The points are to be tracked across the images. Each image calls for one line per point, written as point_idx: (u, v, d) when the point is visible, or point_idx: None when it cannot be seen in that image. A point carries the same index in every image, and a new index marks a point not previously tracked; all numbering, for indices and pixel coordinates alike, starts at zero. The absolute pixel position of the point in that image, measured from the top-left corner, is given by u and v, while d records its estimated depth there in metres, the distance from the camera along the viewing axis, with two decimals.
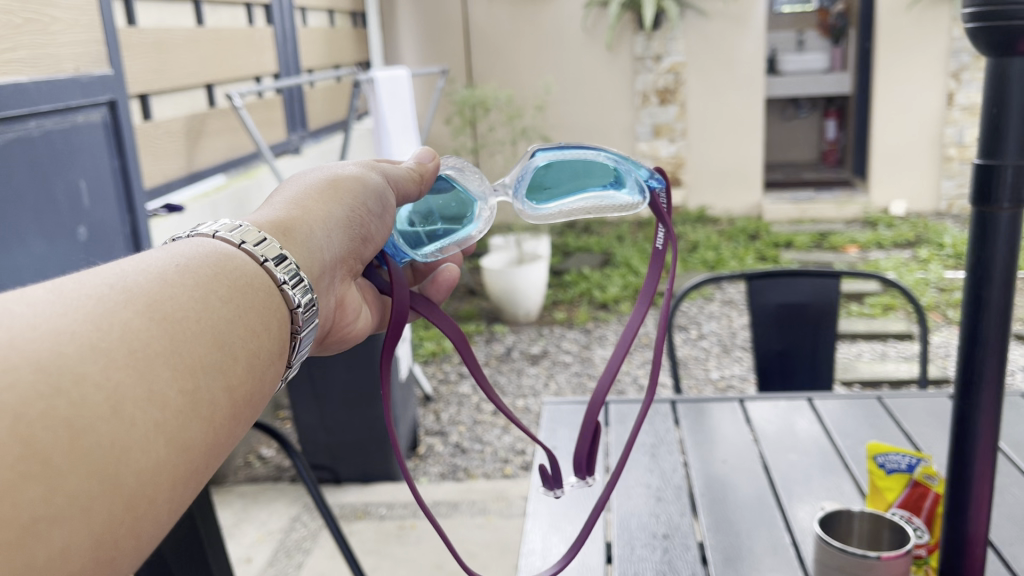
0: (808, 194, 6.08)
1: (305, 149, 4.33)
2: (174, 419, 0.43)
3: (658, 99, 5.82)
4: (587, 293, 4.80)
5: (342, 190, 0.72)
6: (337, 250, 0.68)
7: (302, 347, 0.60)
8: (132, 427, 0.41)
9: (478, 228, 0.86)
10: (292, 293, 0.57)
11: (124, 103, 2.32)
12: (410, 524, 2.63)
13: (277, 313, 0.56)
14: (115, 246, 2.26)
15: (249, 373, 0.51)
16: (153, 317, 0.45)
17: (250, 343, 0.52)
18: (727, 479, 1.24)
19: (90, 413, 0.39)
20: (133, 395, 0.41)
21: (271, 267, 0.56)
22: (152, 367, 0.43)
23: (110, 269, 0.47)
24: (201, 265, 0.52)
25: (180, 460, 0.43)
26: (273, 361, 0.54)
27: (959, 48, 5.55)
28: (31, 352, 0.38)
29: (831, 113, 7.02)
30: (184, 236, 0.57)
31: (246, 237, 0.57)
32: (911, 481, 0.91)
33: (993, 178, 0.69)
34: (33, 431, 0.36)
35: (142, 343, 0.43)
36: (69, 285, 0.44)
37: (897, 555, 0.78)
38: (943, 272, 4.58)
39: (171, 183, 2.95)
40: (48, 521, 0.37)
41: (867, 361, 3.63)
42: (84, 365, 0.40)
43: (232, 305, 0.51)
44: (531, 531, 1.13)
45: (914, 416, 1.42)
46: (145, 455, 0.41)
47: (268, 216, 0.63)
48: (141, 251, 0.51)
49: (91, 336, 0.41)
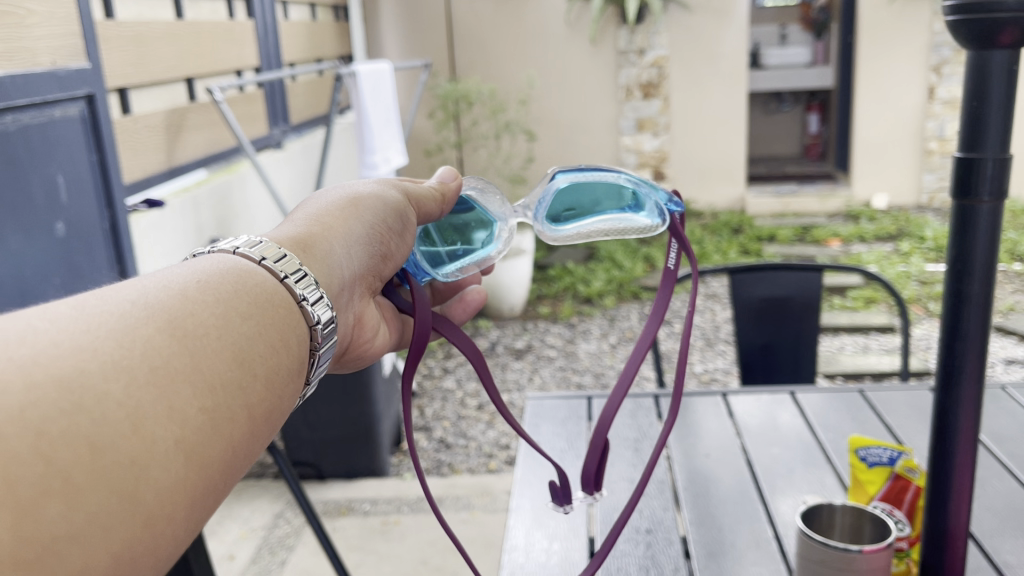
0: (791, 187, 6.11)
1: (288, 143, 4.30)
2: (195, 436, 0.43)
3: (642, 93, 5.82)
4: (571, 287, 4.80)
5: (362, 208, 0.72)
6: (355, 268, 0.68)
7: (320, 364, 0.59)
8: (152, 445, 0.40)
9: (498, 248, 0.85)
10: (312, 310, 0.57)
11: (103, 97, 2.28)
12: (393, 519, 2.62)
13: (297, 331, 0.55)
14: (94, 242, 2.23)
15: (268, 391, 0.50)
16: (174, 333, 0.45)
17: (272, 358, 0.51)
18: (710, 472, 1.24)
19: (112, 431, 0.39)
20: (155, 412, 0.41)
21: (290, 284, 0.56)
22: (174, 384, 0.43)
23: (131, 285, 0.47)
24: (222, 281, 0.51)
25: (199, 478, 0.43)
26: (294, 379, 0.53)
27: (940, 42, 5.58)
28: (54, 368, 0.38)
29: (814, 106, 7.04)
30: (206, 252, 0.56)
31: (266, 253, 0.56)
32: (893, 474, 0.91)
33: (973, 171, 0.69)
34: (53, 448, 0.37)
35: (165, 359, 0.43)
36: (92, 302, 0.44)
37: (879, 549, 0.78)
38: (924, 265, 4.61)
39: (151, 178, 2.92)
40: (67, 539, 0.37)
41: (849, 354, 3.65)
42: (105, 382, 0.39)
43: (252, 321, 0.50)
44: (513, 527, 1.12)
45: (895, 409, 1.43)
46: (166, 473, 0.41)
47: (288, 232, 0.63)
48: (164, 267, 0.51)
49: (114, 353, 0.41)
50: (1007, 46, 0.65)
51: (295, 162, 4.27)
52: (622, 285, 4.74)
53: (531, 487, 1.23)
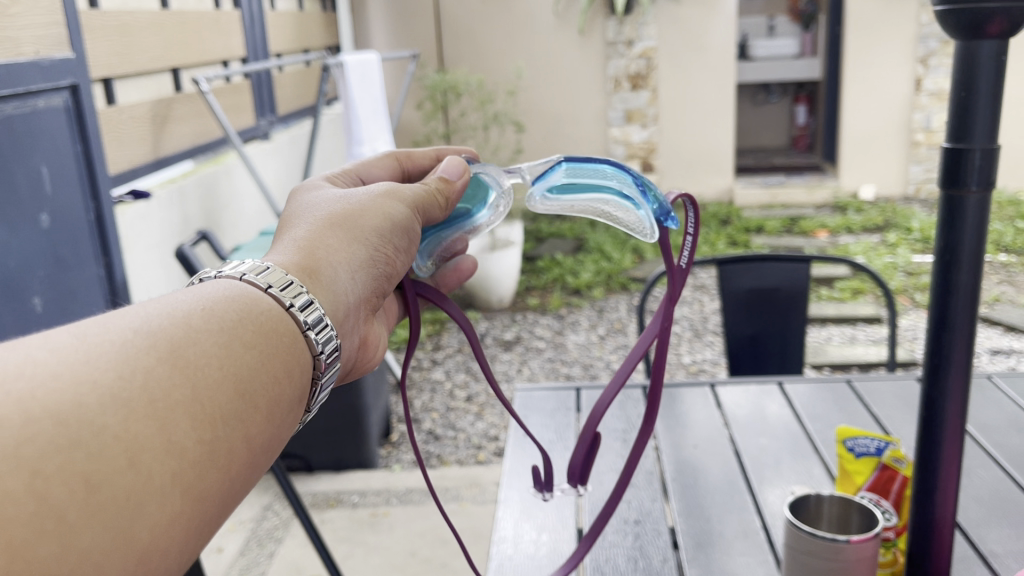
0: (778, 179, 6.12)
1: (275, 134, 4.28)
2: (191, 469, 0.45)
3: (630, 84, 5.82)
4: (560, 279, 4.80)
5: (366, 227, 0.72)
6: (359, 292, 0.68)
7: (322, 390, 0.62)
8: (148, 481, 0.43)
9: (487, 216, 0.90)
10: (316, 339, 0.59)
11: (87, 88, 2.26)
12: (382, 511, 2.62)
13: (299, 361, 0.57)
14: (79, 235, 2.21)
15: (267, 420, 0.53)
16: (175, 364, 0.47)
17: (272, 389, 0.53)
18: (698, 463, 1.24)
19: (110, 467, 0.41)
20: (152, 447, 0.43)
21: (295, 312, 0.58)
22: (173, 419, 0.45)
23: (136, 311, 0.49)
24: (226, 309, 0.53)
25: (190, 510, 0.45)
26: (293, 408, 0.56)
27: (927, 33, 5.59)
28: (51, 403, 0.41)
29: (802, 98, 7.06)
30: (213, 278, 0.59)
31: (272, 280, 0.58)
32: (880, 464, 0.91)
33: (961, 162, 0.69)
34: (50, 487, 0.39)
35: (163, 392, 0.45)
36: (96, 330, 0.46)
37: (866, 539, 0.78)
38: (911, 256, 4.63)
39: (136, 170, 2.90)
40: (62, 575, 0.39)
41: (837, 345, 3.67)
42: (104, 417, 0.42)
43: (254, 351, 0.53)
44: (501, 519, 1.12)
45: (882, 399, 1.43)
46: (160, 507, 0.44)
47: (292, 260, 0.63)
48: (170, 292, 0.53)
49: (115, 387, 0.43)
50: (995, 37, 0.65)
51: (282, 154, 4.24)
52: (611, 277, 4.75)
53: (520, 478, 1.23)
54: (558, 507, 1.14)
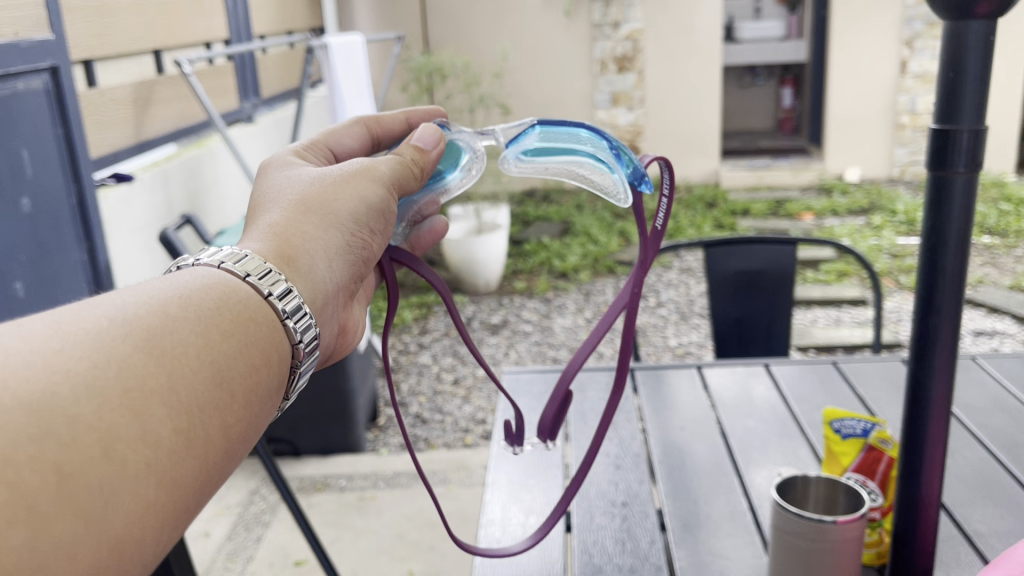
0: (764, 162, 6.13)
1: (259, 117, 4.24)
2: (166, 458, 0.47)
3: (616, 67, 5.80)
4: (546, 262, 4.80)
5: (343, 210, 0.71)
6: (336, 279, 0.69)
7: (302, 376, 0.63)
8: (122, 468, 0.45)
9: (459, 177, 0.87)
10: (294, 328, 0.61)
11: (68, 70, 2.23)
12: (370, 495, 2.62)
13: (278, 348, 0.59)
14: (61, 219, 2.19)
15: (245, 408, 0.54)
16: (150, 353, 0.48)
17: (249, 377, 0.55)
18: (684, 445, 1.25)
19: (82, 455, 0.43)
20: (126, 436, 0.45)
21: (273, 301, 0.59)
22: (147, 407, 0.47)
23: (114, 299, 0.51)
24: (204, 297, 0.55)
25: (167, 495, 0.48)
26: (269, 396, 0.58)
27: (913, 16, 5.59)
28: (26, 393, 0.43)
29: (788, 80, 7.05)
30: (192, 265, 0.60)
31: (251, 268, 0.60)
32: (866, 445, 0.91)
33: (949, 142, 0.69)
34: (22, 476, 0.41)
35: (138, 381, 0.47)
36: (73, 319, 0.48)
37: (853, 519, 0.79)
38: (895, 238, 4.66)
39: (119, 153, 2.87)
40: (37, 560, 0.41)
41: (822, 327, 3.69)
42: (77, 408, 0.44)
43: (232, 339, 0.54)
44: (489, 502, 1.12)
45: (868, 380, 1.44)
46: (135, 494, 0.46)
47: (267, 250, 0.64)
48: (148, 280, 0.55)
49: (90, 377, 0.45)
50: (984, 17, 0.65)
51: (266, 137, 4.21)
52: (598, 260, 4.74)
53: (508, 461, 1.23)
54: (546, 489, 1.15)
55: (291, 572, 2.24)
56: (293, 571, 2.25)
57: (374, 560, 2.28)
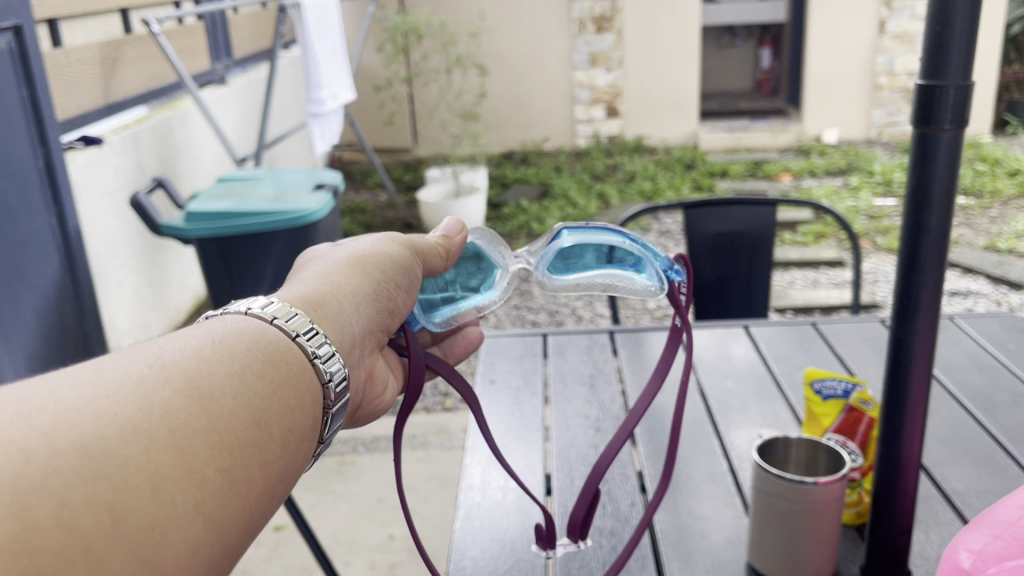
0: (743, 123, 6.10)
1: (231, 78, 4.15)
2: (210, 498, 0.44)
3: (594, 27, 5.73)
4: (525, 226, 4.77)
5: (370, 265, 0.71)
6: (365, 324, 0.67)
7: (335, 422, 0.59)
8: (172, 510, 0.42)
9: (495, 295, 0.84)
10: (324, 367, 0.56)
11: (32, 29, 2.16)
12: (350, 459, 2.62)
13: (313, 392, 0.55)
14: (28, 183, 2.14)
15: (284, 451, 0.51)
16: (190, 394, 0.46)
17: (288, 417, 0.52)
18: (664, 407, 1.24)
19: (133, 495, 0.41)
20: (174, 475, 0.42)
21: (302, 341, 0.56)
22: (191, 445, 0.44)
23: (147, 346, 0.49)
24: (238, 340, 0.52)
25: (216, 540, 0.44)
26: (308, 438, 0.54)
27: None
28: (76, 436, 0.40)
29: (767, 41, 7.01)
30: (218, 313, 0.57)
31: (278, 312, 0.56)
32: (847, 406, 0.91)
33: (935, 98, 0.67)
34: (72, 518, 0.38)
35: (183, 422, 0.44)
36: (109, 364, 0.46)
37: (833, 481, 0.79)
38: (872, 199, 4.67)
39: (87, 115, 2.80)
40: None
41: (799, 288, 3.70)
42: (127, 448, 0.41)
43: (268, 381, 0.51)
44: (469, 466, 1.11)
45: (847, 341, 1.44)
46: (184, 538, 0.43)
47: (297, 293, 0.63)
48: (178, 329, 0.52)
49: (134, 417, 0.43)
50: None
51: (239, 99, 4.13)
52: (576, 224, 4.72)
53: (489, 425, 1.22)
54: (527, 453, 1.14)
55: (271, 538, 2.24)
56: (273, 537, 2.25)
57: (354, 524, 2.28)
